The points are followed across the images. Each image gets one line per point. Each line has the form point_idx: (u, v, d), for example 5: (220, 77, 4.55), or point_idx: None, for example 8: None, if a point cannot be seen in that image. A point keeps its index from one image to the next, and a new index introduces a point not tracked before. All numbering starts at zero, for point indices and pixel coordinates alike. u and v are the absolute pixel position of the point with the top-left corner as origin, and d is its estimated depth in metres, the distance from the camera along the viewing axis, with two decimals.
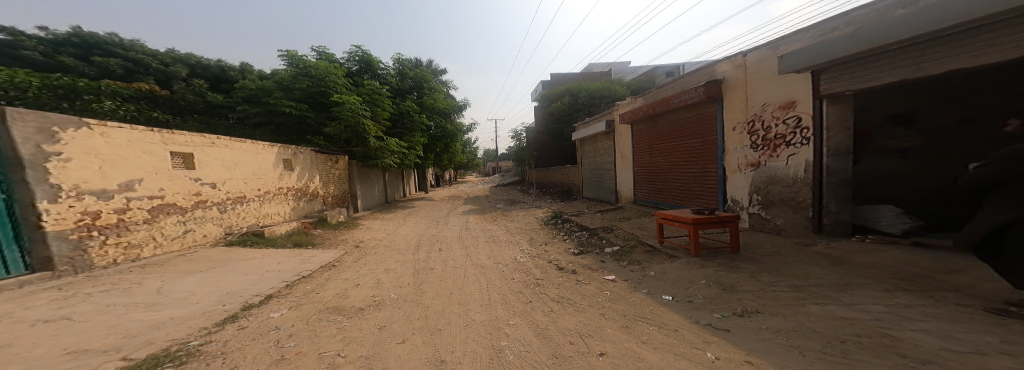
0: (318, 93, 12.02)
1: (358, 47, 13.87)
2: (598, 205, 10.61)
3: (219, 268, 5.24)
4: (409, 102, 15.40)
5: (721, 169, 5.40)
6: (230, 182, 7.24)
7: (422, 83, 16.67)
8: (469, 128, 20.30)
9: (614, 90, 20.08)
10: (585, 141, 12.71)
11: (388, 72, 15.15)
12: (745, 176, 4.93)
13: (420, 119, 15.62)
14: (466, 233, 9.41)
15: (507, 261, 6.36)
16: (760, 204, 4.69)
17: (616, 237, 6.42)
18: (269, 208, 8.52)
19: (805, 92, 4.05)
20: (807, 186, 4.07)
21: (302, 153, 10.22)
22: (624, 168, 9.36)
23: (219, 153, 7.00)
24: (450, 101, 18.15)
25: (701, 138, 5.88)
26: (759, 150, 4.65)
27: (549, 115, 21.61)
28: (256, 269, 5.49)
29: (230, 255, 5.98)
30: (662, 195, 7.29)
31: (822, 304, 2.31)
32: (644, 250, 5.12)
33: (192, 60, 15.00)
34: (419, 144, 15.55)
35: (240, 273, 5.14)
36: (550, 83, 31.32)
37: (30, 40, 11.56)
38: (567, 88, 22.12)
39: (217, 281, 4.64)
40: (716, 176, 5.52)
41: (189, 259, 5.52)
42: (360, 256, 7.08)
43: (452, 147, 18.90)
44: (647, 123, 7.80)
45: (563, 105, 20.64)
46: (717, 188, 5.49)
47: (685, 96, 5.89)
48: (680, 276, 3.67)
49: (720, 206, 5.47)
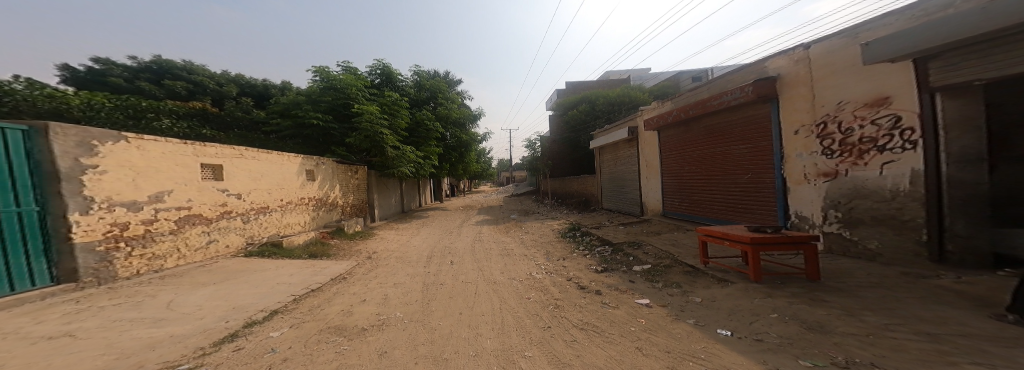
0: (340, 105, 12.33)
1: (380, 61, 14.22)
2: (621, 217, 9.90)
3: (231, 280, 5.12)
4: (425, 112, 15.50)
5: (780, 179, 4.64)
6: (255, 193, 7.29)
7: (437, 93, 16.82)
8: (483, 137, 20.22)
9: (635, 96, 19.37)
10: (604, 149, 12.10)
11: (406, 84, 15.48)
12: (816, 187, 4.14)
13: (436, 129, 15.69)
14: (478, 245, 9.01)
15: (521, 277, 5.84)
16: (840, 223, 3.86)
17: (646, 254, 5.74)
18: (290, 218, 8.55)
19: (903, 85, 3.22)
20: (913, 201, 3.17)
21: (324, 163, 10.35)
22: (650, 178, 8.64)
23: (247, 164, 7.08)
24: (465, 111, 18.15)
25: (751, 144, 5.16)
26: (835, 157, 3.87)
27: (565, 123, 21.17)
28: (267, 281, 5.34)
29: (246, 267, 5.89)
30: (700, 208, 6.54)
31: (990, 367, 1.65)
32: (682, 271, 4.44)
33: (244, 80, 16.21)
34: (434, 153, 15.57)
35: (248, 286, 4.99)
36: (566, 91, 31.00)
37: (117, 68, 13.27)
38: (584, 95, 21.65)
39: (225, 294, 4.47)
40: (774, 187, 4.76)
41: (210, 270, 5.46)
42: (371, 268, 6.84)
43: (466, 156, 18.88)
44: (678, 129, 7.13)
45: (580, 113, 20.14)
46: (776, 201, 4.72)
47: (730, 96, 5.21)
48: (738, 306, 3.03)
49: (781, 222, 4.69)
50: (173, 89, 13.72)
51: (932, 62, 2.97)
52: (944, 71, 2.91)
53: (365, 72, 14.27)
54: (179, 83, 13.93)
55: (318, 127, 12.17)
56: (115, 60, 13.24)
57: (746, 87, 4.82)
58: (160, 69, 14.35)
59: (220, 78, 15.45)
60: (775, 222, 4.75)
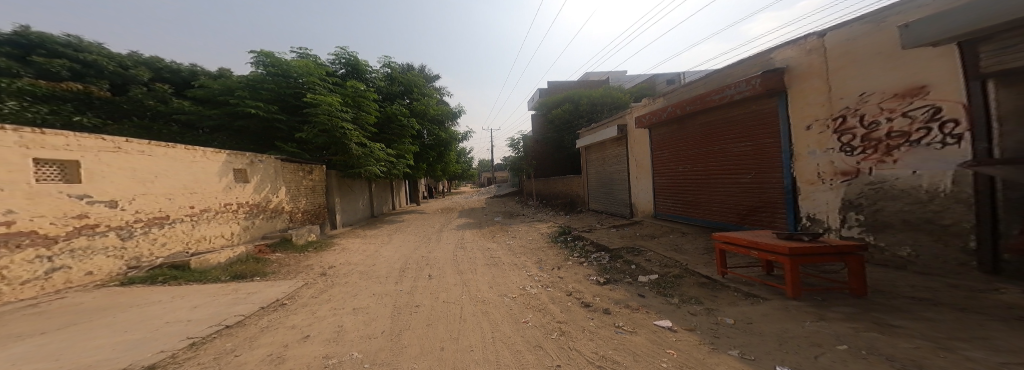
0: (289, 94, 10.50)
1: (346, 48, 12.56)
2: (610, 219, 9.58)
3: (75, 327, 3.65)
4: (397, 106, 14.01)
5: (789, 178, 4.50)
6: (144, 199, 5.63)
7: (413, 88, 15.40)
8: (464, 136, 19.13)
9: (616, 97, 19.48)
10: (592, 149, 11.77)
11: (376, 76, 13.95)
12: (832, 187, 4.01)
13: (410, 124, 14.25)
14: (461, 253, 7.99)
15: (514, 294, 5.04)
16: (863, 226, 3.72)
17: (649, 262, 5.32)
18: (207, 230, 6.80)
19: (940, 74, 3.06)
20: (959, 204, 2.98)
21: (262, 161, 8.55)
22: (640, 178, 8.49)
23: (127, 160, 5.40)
24: (443, 107, 16.88)
25: (753, 142, 5.04)
26: (856, 153, 3.74)
27: (548, 123, 20.87)
28: (144, 322, 3.91)
29: (121, 302, 4.36)
30: (696, 210, 6.40)
31: None
32: (697, 282, 4.12)
33: (160, 63, 12.78)
34: (409, 152, 14.09)
35: (105, 335, 3.59)
36: (545, 91, 30.73)
37: None
38: (565, 95, 21.41)
39: (55, 357, 3.11)
40: (781, 186, 4.62)
41: (41, 312, 3.91)
42: (324, 289, 5.52)
43: (445, 156, 17.69)
44: (671, 126, 7.02)
45: (562, 112, 19.86)
46: (785, 203, 4.57)
47: (733, 91, 5.07)
48: (786, 332, 2.51)
49: (789, 226, 4.53)
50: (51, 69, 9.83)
51: (984, 46, 2.74)
52: (1000, 54, 2.67)
53: (327, 61, 12.52)
54: (57, 61, 10.06)
55: (261, 119, 10.27)
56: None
57: (754, 80, 4.69)
58: (31, 43, 10.25)
59: (124, 58, 11.84)
60: (783, 227, 4.59)
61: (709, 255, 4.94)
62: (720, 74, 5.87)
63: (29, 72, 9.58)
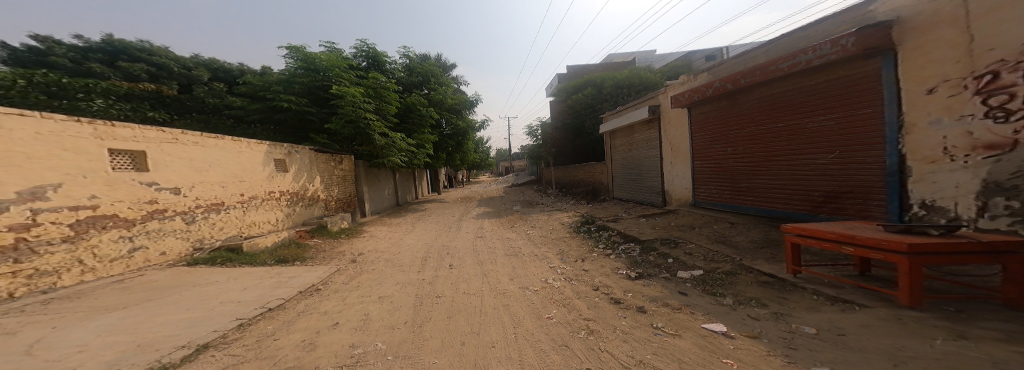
0: (318, 86, 10.85)
1: (365, 41, 12.68)
2: (639, 208, 8.92)
3: (151, 302, 3.66)
4: (417, 96, 14.04)
5: (895, 157, 3.59)
6: (202, 187, 5.92)
7: (430, 77, 15.28)
8: (481, 125, 18.88)
9: (646, 77, 18.21)
10: (618, 133, 11.03)
11: (396, 67, 14.05)
12: (965, 166, 3.03)
13: (430, 114, 14.28)
14: (480, 242, 7.85)
15: (536, 288, 4.73)
16: (1015, 217, 2.74)
17: (690, 256, 4.73)
18: (256, 216, 7.18)
19: None
20: None
21: (299, 151, 8.92)
22: (676, 163, 7.71)
23: (183, 151, 5.62)
24: (461, 96, 16.75)
25: (838, 115, 4.15)
26: (1013, 119, 2.73)
27: (567, 109, 20.02)
28: (202, 301, 3.95)
29: (185, 280, 4.52)
30: (751, 198, 5.58)
31: None
32: (755, 280, 3.53)
33: (217, 63, 13.86)
34: (428, 141, 14.21)
35: (172, 310, 3.57)
36: (567, 76, 29.55)
37: (60, 46, 10.60)
38: (588, 79, 20.39)
39: (131, 326, 3.12)
40: (882, 168, 3.73)
41: (127, 287, 4.07)
42: (352, 276, 5.64)
43: (464, 145, 17.63)
44: (719, 103, 6.13)
45: (585, 96, 18.95)
46: (886, 187, 3.69)
47: (813, 54, 4.15)
48: (902, 351, 1.93)
49: (891, 216, 3.66)
50: (133, 72, 11.02)
51: None
52: None
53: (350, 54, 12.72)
54: (138, 65, 11.26)
55: (294, 112, 10.73)
56: (56, 37, 10.53)
57: (845, 39, 3.76)
58: (116, 50, 11.54)
59: (187, 60, 12.90)
60: (883, 217, 3.72)
61: (767, 248, 4.25)
62: (790, 38, 4.92)
63: (116, 75, 10.77)
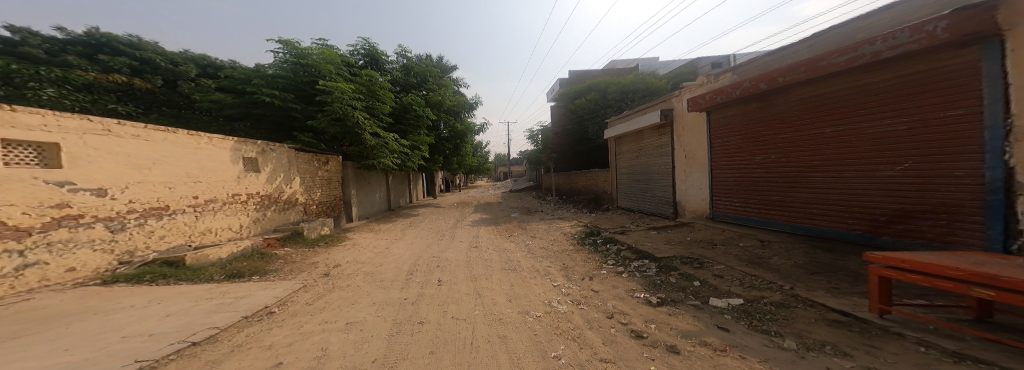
0: (304, 82, 10.00)
1: (365, 38, 11.97)
2: (650, 220, 8.28)
3: (15, 341, 2.78)
4: (414, 96, 13.28)
5: (998, 171, 2.91)
6: (140, 187, 5.01)
7: (427, 78, 14.46)
8: (480, 128, 18.10)
9: (651, 82, 17.70)
10: (624, 139, 10.38)
11: (393, 66, 13.32)
12: None
13: (426, 115, 13.46)
14: (475, 253, 7.00)
15: (539, 313, 3.88)
16: None
17: (721, 280, 3.99)
18: (213, 222, 6.26)
19: None
20: None
21: (275, 150, 8.01)
22: (691, 172, 7.17)
23: (118, 144, 4.75)
24: (460, 98, 16.01)
25: (910, 117, 3.51)
26: None
27: (570, 114, 19.44)
28: (91, 336, 3.04)
29: (89, 307, 3.62)
30: (787, 212, 4.96)
31: None
32: (820, 317, 2.73)
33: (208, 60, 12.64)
34: (424, 143, 13.40)
35: (38, 354, 2.69)
36: (569, 80, 29.07)
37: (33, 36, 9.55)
38: (591, 84, 19.85)
39: None
40: (977, 184, 3.05)
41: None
42: (319, 294, 4.73)
43: (462, 148, 16.77)
44: (747, 105, 5.56)
45: (588, 101, 18.40)
46: (985, 208, 3.00)
47: (883, 44, 3.50)
48: None
49: (991, 245, 2.95)
50: (112, 65, 9.79)
51: None
52: None
53: (345, 52, 11.96)
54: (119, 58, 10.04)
55: (276, 108, 9.83)
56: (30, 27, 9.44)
57: (933, 23, 3.09)
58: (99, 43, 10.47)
59: (177, 55, 11.62)
60: (980, 245, 3.02)
61: (819, 274, 3.46)
62: (843, 29, 4.33)
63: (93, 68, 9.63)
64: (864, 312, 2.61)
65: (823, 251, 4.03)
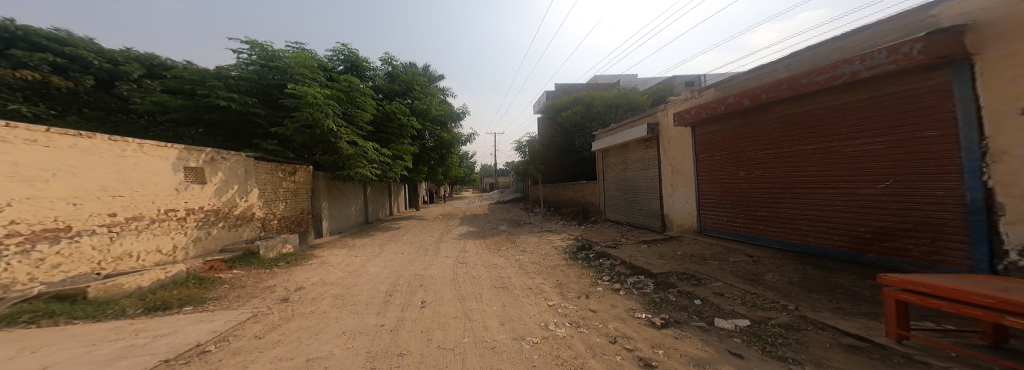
0: (272, 85, 9.17)
1: (345, 43, 11.35)
2: (638, 233, 8.40)
3: None
4: (398, 104, 12.70)
5: (976, 191, 3.01)
6: (30, 205, 4.17)
7: (413, 87, 14.01)
8: (467, 139, 17.73)
9: (632, 98, 18.31)
10: (614, 151, 10.55)
11: (376, 73, 12.70)
12: None
13: (410, 124, 12.84)
14: (462, 270, 6.51)
15: (536, 339, 3.46)
16: None
17: (722, 298, 3.97)
18: (134, 244, 5.32)
19: None
20: None
21: (229, 159, 7.10)
22: (677, 185, 7.49)
23: (4, 151, 3.94)
24: (447, 108, 15.57)
25: (887, 137, 3.62)
26: None
27: (557, 126, 19.79)
28: None
29: None
30: (775, 226, 5.08)
31: None
32: (834, 341, 2.60)
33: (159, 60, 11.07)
34: (408, 153, 12.73)
35: None
36: (552, 94, 29.61)
37: None
38: (575, 98, 20.29)
39: None
40: (957, 204, 3.14)
41: None
42: (279, 323, 4.04)
43: (448, 159, 16.15)
44: (731, 121, 5.79)
45: (573, 114, 18.82)
46: (966, 227, 3.08)
47: (861, 64, 3.62)
48: None
49: (977, 264, 3.01)
50: (26, 62, 8.16)
51: None
52: None
53: (323, 57, 11.31)
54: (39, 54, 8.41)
55: (238, 112, 8.89)
56: None
57: (908, 46, 3.21)
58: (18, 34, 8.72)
59: (116, 54, 9.99)
60: (965, 264, 3.09)
61: (817, 292, 3.43)
62: (819, 50, 4.54)
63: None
64: (879, 336, 2.48)
65: (813, 267, 4.13)
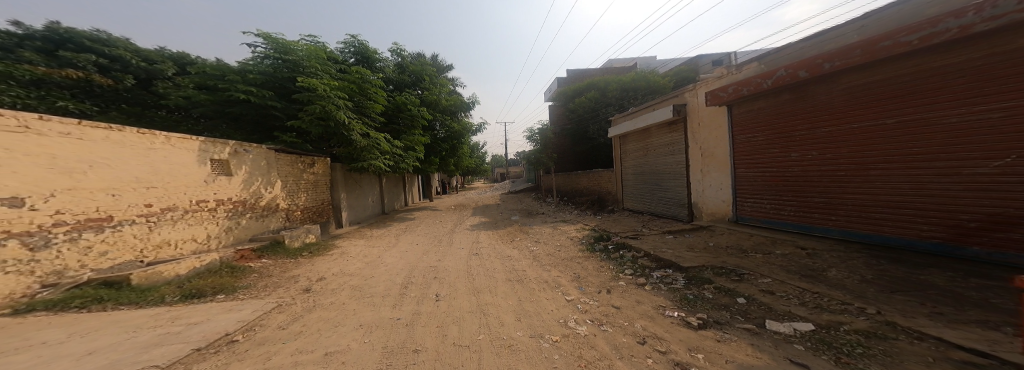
0: (286, 78, 9.14)
1: (355, 34, 11.19)
2: (666, 224, 7.87)
3: None
4: (408, 95, 12.52)
5: None
6: (72, 196, 4.25)
7: (423, 77, 13.78)
8: (477, 128, 17.41)
9: (652, 81, 17.35)
10: (636, 137, 9.90)
11: (386, 64, 12.52)
12: None
13: (421, 114, 12.66)
14: (477, 262, 6.30)
15: (555, 337, 3.18)
16: None
17: (772, 297, 3.53)
18: (171, 233, 5.44)
19: None
20: None
21: (251, 151, 7.17)
22: (709, 171, 6.96)
23: (40, 144, 4.00)
24: (456, 98, 15.30)
25: (1005, 104, 3.04)
26: None
27: (570, 114, 19.14)
28: None
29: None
30: (838, 214, 4.52)
31: None
32: (939, 355, 2.14)
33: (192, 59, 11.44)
34: (420, 144, 12.60)
35: None
36: (564, 80, 28.57)
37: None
38: (589, 83, 19.50)
39: None
40: None
41: None
42: (300, 313, 3.99)
43: (458, 150, 15.96)
44: (780, 97, 5.21)
45: (587, 100, 18.21)
46: None
47: (975, 16, 3.03)
48: None
49: None
50: (75, 63, 8.61)
51: None
52: None
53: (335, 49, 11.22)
54: (85, 55, 8.83)
55: (255, 106, 8.96)
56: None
57: None
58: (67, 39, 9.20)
59: (153, 54, 10.41)
60: None
61: (902, 293, 2.93)
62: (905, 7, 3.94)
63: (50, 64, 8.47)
64: (1008, 352, 2.00)
65: (891, 261, 3.59)
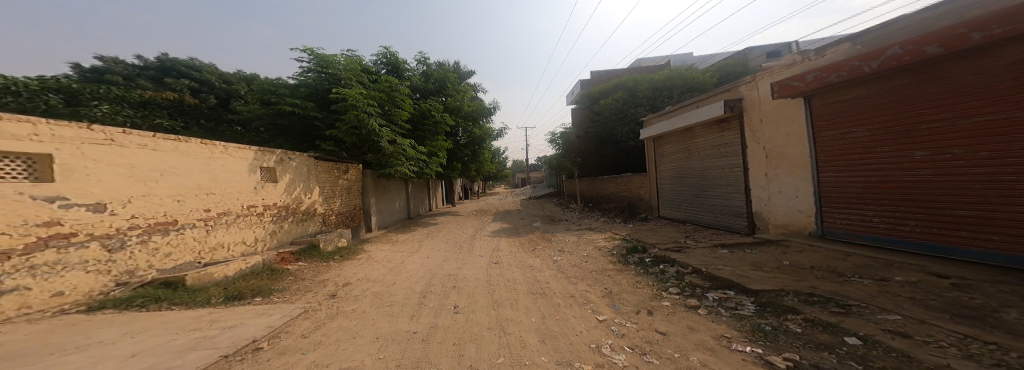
0: (324, 90, 9.63)
1: (386, 46, 11.59)
2: (721, 236, 6.81)
3: None
4: (432, 102, 12.69)
5: None
6: (145, 201, 4.62)
7: (446, 84, 13.92)
8: (498, 133, 17.24)
9: (688, 77, 16.41)
10: (679, 139, 8.87)
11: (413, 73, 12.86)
12: None
13: (444, 120, 12.79)
14: (495, 271, 5.88)
15: (586, 367, 2.63)
16: None
17: (909, 343, 2.61)
18: (225, 236, 5.78)
19: None
20: None
21: (294, 159, 7.55)
22: (777, 175, 5.98)
23: (120, 155, 4.38)
24: (478, 103, 15.33)
25: None
26: None
27: (593, 115, 18.10)
28: None
29: (41, 347, 2.98)
30: (1000, 233, 3.41)
31: None
32: None
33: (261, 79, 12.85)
34: (442, 149, 12.66)
35: None
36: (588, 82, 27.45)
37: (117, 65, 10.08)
38: (615, 83, 18.38)
39: None
40: None
41: None
42: (323, 320, 3.86)
43: (480, 155, 15.84)
44: (891, 82, 4.16)
45: (614, 100, 17.08)
46: None
47: None
48: None
49: None
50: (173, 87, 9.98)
51: None
52: None
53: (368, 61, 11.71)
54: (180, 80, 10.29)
55: (299, 117, 9.55)
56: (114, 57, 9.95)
57: None
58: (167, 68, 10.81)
59: (232, 76, 11.88)
60: None
61: None
62: None
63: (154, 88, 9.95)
64: None
65: None
